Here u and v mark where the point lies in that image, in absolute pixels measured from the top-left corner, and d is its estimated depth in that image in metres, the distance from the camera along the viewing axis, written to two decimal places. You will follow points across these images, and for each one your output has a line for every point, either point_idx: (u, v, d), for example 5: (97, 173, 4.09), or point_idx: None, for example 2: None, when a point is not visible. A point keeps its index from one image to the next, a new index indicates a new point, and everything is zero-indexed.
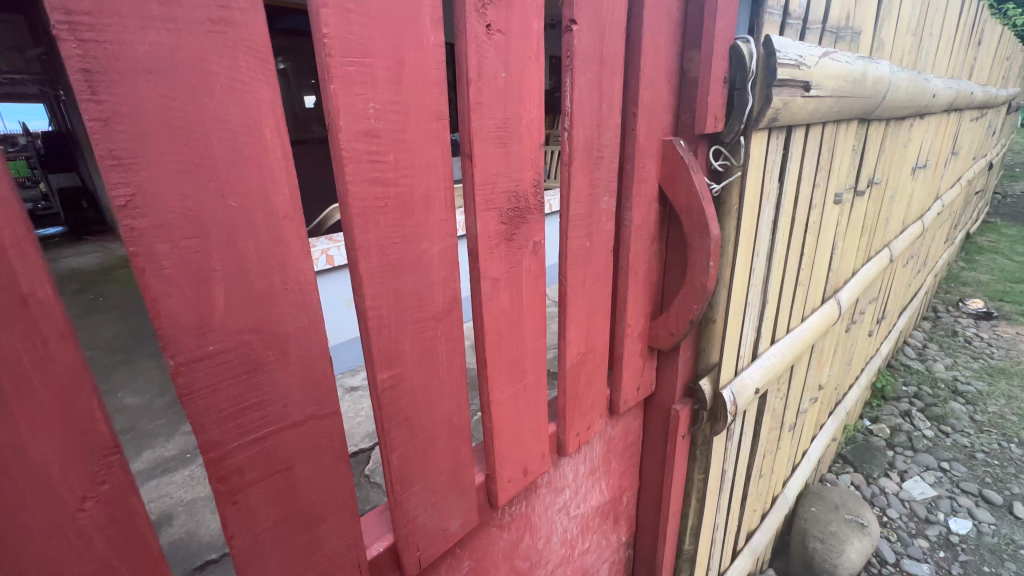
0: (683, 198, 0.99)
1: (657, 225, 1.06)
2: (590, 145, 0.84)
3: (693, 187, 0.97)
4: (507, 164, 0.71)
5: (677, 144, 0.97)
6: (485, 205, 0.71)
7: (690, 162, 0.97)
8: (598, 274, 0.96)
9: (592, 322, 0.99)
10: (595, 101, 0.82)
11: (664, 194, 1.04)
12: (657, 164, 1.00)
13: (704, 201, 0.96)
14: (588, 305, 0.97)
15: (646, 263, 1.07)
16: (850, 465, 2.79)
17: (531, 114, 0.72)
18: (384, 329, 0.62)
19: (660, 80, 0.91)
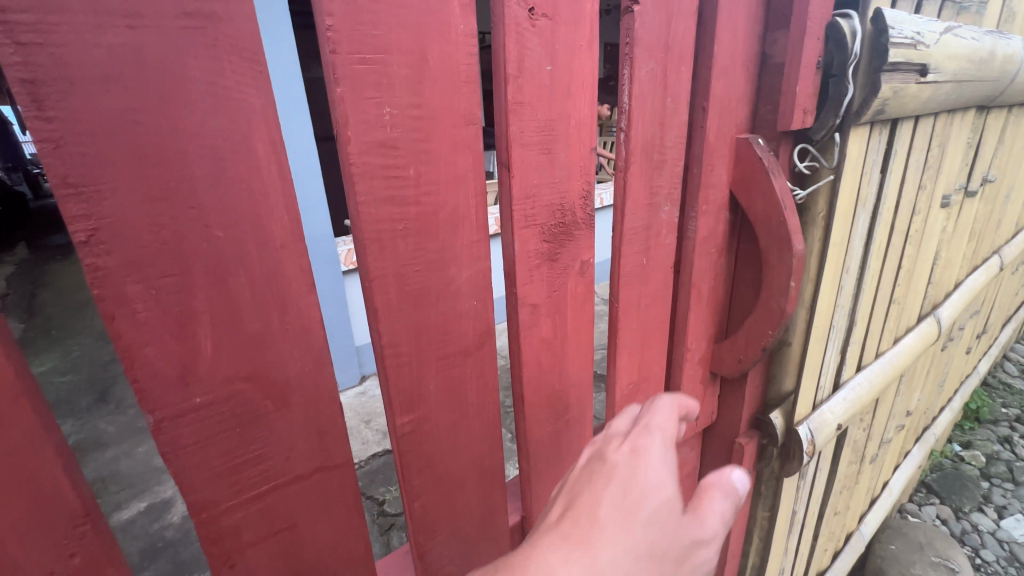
0: (760, 207, 0.85)
1: (726, 236, 0.92)
2: (652, 148, 0.72)
3: (773, 192, 0.82)
4: (551, 173, 0.61)
5: (754, 142, 0.82)
6: (524, 222, 0.61)
7: (770, 164, 0.82)
8: (655, 295, 0.84)
9: (647, 347, 0.87)
10: (660, 94, 0.69)
11: (736, 200, 0.89)
12: (729, 166, 0.86)
13: (788, 211, 0.81)
14: (643, 330, 0.85)
15: (711, 281, 0.93)
16: (936, 496, 2.48)
17: (582, 113, 0.61)
18: (404, 369, 0.54)
19: (736, 68, 0.78)
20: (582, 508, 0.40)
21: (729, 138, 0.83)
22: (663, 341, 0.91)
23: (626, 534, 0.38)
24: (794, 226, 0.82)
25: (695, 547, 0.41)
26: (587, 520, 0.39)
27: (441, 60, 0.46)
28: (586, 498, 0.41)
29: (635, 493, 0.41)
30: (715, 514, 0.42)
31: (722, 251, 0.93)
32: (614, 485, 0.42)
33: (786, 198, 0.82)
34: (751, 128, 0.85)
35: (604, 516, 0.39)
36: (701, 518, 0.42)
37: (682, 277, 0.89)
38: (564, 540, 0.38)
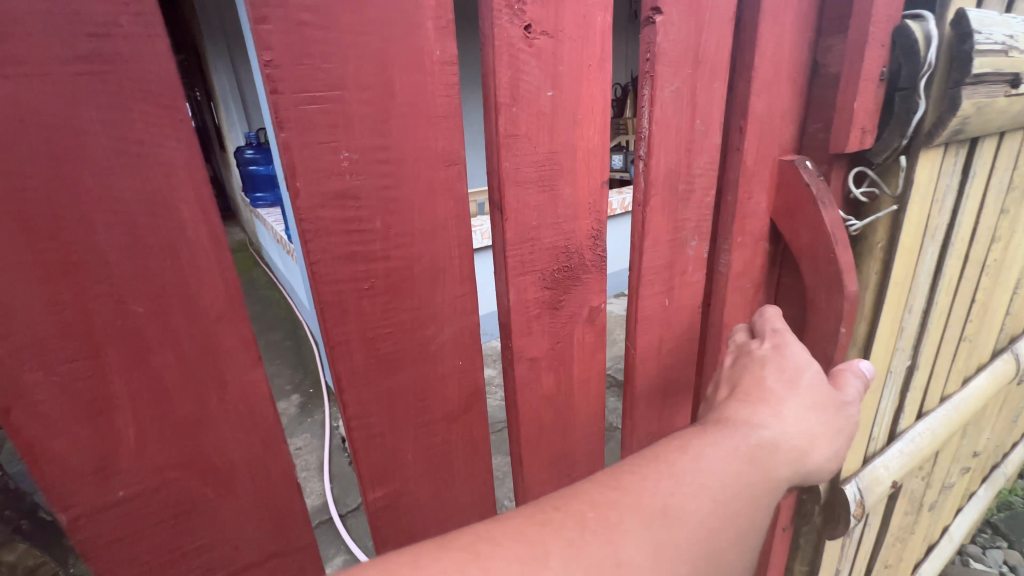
0: (806, 240, 0.73)
1: (765, 269, 0.81)
2: (676, 177, 0.62)
3: (822, 224, 0.70)
4: (553, 213, 0.53)
5: (801, 165, 0.71)
6: (520, 269, 0.53)
7: (820, 191, 0.70)
8: (680, 338, 0.74)
9: (669, 395, 0.78)
10: (688, 117, 0.60)
11: (777, 230, 0.78)
12: (770, 192, 0.75)
13: (840, 247, 0.70)
14: (665, 377, 0.76)
15: (746, 320, 0.83)
16: (1003, 539, 2.23)
17: (590, 143, 0.53)
18: (376, 440, 0.47)
19: (779, 81, 0.67)
20: (755, 380, 0.53)
21: (771, 160, 0.72)
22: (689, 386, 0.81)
23: (795, 391, 0.52)
24: (847, 264, 0.70)
25: (845, 405, 0.55)
26: (762, 386, 0.52)
27: (411, 94, 0.39)
28: (753, 376, 0.54)
29: (791, 368, 0.54)
30: (853, 388, 0.57)
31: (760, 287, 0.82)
32: (771, 366, 0.54)
33: (839, 232, 0.70)
34: (800, 147, 0.74)
35: (774, 384, 0.52)
36: (843, 389, 0.56)
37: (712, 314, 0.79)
38: (752, 397, 0.51)
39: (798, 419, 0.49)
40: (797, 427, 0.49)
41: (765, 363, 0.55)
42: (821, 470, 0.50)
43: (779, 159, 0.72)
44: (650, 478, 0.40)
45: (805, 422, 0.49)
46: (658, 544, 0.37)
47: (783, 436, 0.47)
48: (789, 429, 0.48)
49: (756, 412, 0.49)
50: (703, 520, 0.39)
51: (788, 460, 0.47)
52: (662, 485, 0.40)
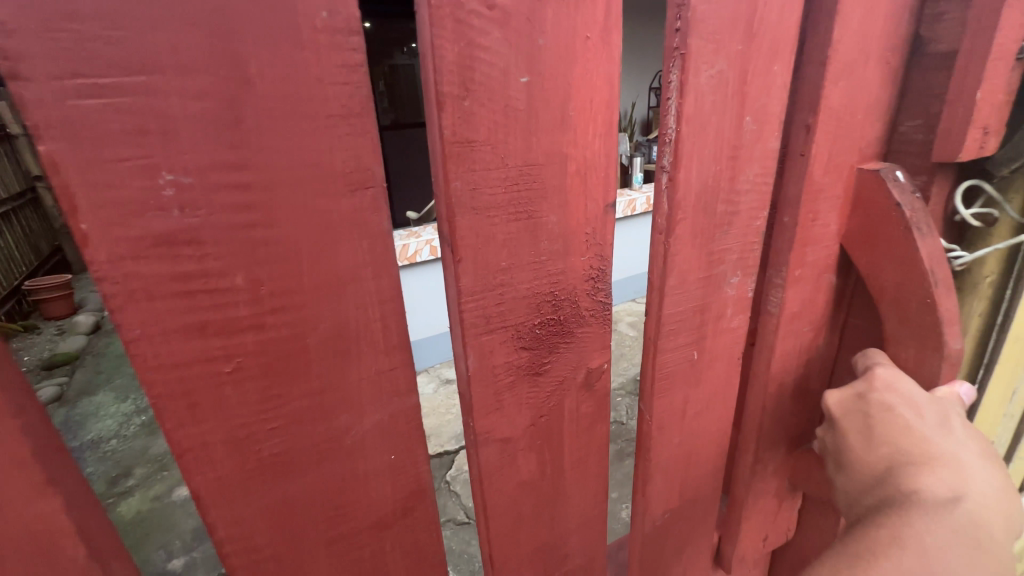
0: (890, 277, 0.55)
1: (829, 308, 0.63)
2: (714, 196, 0.45)
3: (914, 259, 0.52)
4: (532, 249, 0.38)
5: (889, 177, 0.52)
6: (484, 327, 0.38)
7: (915, 212, 0.52)
8: (711, 398, 0.58)
9: (694, 466, 0.62)
10: (734, 112, 0.43)
11: (848, 259, 0.60)
12: (843, 211, 0.56)
13: (941, 289, 0.52)
14: (689, 445, 0.59)
15: (801, 370, 0.65)
16: None
17: (589, 149, 0.37)
18: (268, 563, 0.35)
19: (865, 62, 0.49)
20: (905, 437, 0.43)
21: (846, 169, 0.54)
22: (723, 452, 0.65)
23: (957, 439, 0.42)
24: (948, 314, 0.52)
25: None
26: (919, 442, 0.42)
27: (279, 79, 0.25)
28: (899, 433, 0.43)
29: (934, 411, 0.44)
30: None
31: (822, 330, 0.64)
32: (910, 412, 0.44)
33: (941, 271, 0.52)
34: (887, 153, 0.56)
35: (934, 439, 0.42)
36: None
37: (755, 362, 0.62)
38: (922, 465, 0.41)
39: (980, 469, 0.41)
40: (988, 483, 0.40)
41: (895, 406, 0.45)
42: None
43: (858, 168, 0.54)
44: None
45: (988, 472, 0.41)
46: None
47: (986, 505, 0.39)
48: (985, 493, 0.39)
49: (940, 481, 0.39)
50: None
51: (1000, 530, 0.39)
52: None
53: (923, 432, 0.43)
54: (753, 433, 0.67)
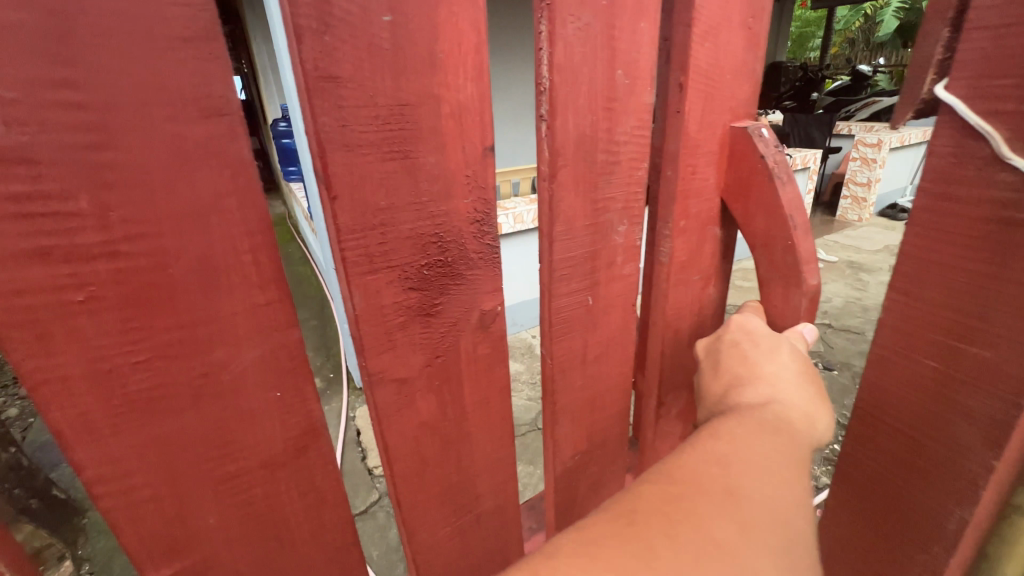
0: (760, 224, 0.61)
1: (716, 258, 0.69)
2: (593, 145, 0.49)
3: (778, 206, 0.58)
4: (412, 189, 0.40)
5: (755, 134, 0.58)
6: (368, 268, 0.40)
7: (777, 163, 0.57)
8: (610, 344, 0.62)
9: (599, 409, 0.66)
10: (606, 65, 0.46)
11: (729, 212, 0.66)
12: (720, 166, 0.62)
13: (798, 233, 0.58)
14: (593, 388, 0.63)
15: (695, 316, 0.71)
16: None
17: (462, 92, 0.39)
18: (148, 505, 0.35)
19: (728, 25, 0.54)
20: (740, 361, 0.51)
21: (721, 127, 0.59)
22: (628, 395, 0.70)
23: (781, 360, 0.51)
24: (806, 254, 0.59)
25: None
26: (749, 365, 0.50)
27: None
28: (735, 359, 0.52)
29: (767, 341, 0.53)
30: None
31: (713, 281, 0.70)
32: (746, 343, 0.53)
33: (800, 215, 0.58)
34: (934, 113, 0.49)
35: (761, 361, 0.51)
36: None
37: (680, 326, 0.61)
38: (746, 381, 0.49)
39: (796, 384, 0.49)
40: (800, 394, 0.48)
41: (737, 341, 0.54)
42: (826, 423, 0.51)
43: (732, 127, 0.59)
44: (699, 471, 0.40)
45: (802, 386, 0.49)
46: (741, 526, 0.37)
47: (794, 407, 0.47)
48: (795, 399, 0.47)
49: (756, 394, 0.48)
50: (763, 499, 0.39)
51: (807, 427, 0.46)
52: (714, 482, 0.39)
53: (755, 357, 0.51)
54: (655, 380, 0.72)
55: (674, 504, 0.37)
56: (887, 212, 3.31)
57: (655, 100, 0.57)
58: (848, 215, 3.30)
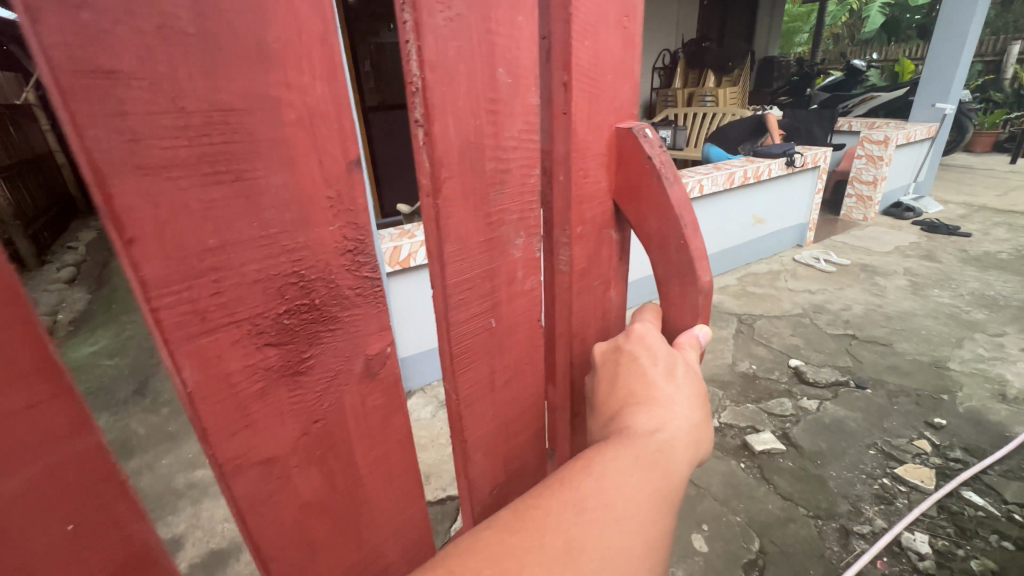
0: (653, 226, 0.60)
1: (617, 261, 0.67)
2: (479, 153, 0.43)
3: (668, 206, 0.57)
4: (259, 220, 0.31)
5: (641, 135, 0.57)
6: (199, 331, 0.30)
7: (663, 162, 0.57)
8: (519, 365, 0.57)
9: (513, 437, 0.61)
10: (483, 61, 0.40)
11: (622, 214, 0.64)
12: (613, 167, 0.60)
13: (689, 233, 0.58)
14: (505, 413, 0.58)
15: (601, 323, 0.69)
16: None
17: (313, 95, 0.31)
18: None
19: (608, 21, 0.52)
20: (637, 379, 0.50)
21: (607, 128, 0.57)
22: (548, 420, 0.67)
23: (673, 383, 0.50)
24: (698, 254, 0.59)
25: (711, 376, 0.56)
26: (646, 385, 0.49)
27: None
28: (633, 376, 0.51)
29: (665, 359, 0.52)
30: None
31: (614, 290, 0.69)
32: (645, 359, 0.52)
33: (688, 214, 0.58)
34: None
35: (654, 380, 0.50)
36: None
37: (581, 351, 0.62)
38: (640, 401, 0.48)
39: (685, 409, 0.49)
40: (681, 419, 0.48)
41: (637, 354, 0.53)
42: (709, 445, 0.50)
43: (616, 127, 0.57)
44: (549, 516, 0.38)
45: (687, 409, 0.49)
46: None
47: (672, 436, 0.46)
48: (676, 425, 0.47)
49: (647, 416, 0.47)
50: (607, 548, 0.38)
51: (682, 456, 0.46)
52: (558, 534, 0.38)
53: (651, 376, 0.51)
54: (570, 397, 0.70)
55: (505, 559, 0.36)
56: (894, 211, 3.98)
57: (539, 101, 0.53)
58: (854, 213, 3.96)
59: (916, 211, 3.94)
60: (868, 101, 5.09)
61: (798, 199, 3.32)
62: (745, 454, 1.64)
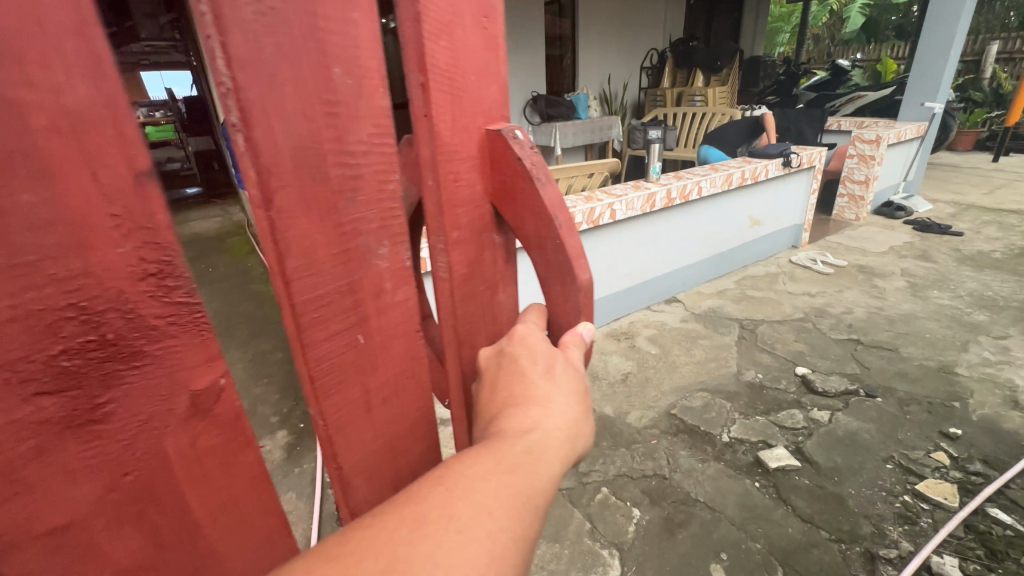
0: (530, 224, 0.82)
1: (498, 234, 0.90)
2: (321, 147, 0.64)
3: (545, 203, 0.80)
4: (56, 265, 0.54)
5: (510, 136, 0.80)
6: (10, 364, 0.54)
7: (527, 159, 0.79)
8: (357, 352, 0.77)
9: (382, 391, 0.82)
10: (319, 76, 0.61)
11: (499, 209, 0.87)
12: (485, 157, 0.81)
13: (565, 231, 0.82)
14: (355, 388, 0.78)
15: (480, 287, 0.90)
16: (913, 474, 2.92)
17: (96, 164, 0.54)
18: None
19: (465, 50, 0.74)
20: (526, 384, 0.81)
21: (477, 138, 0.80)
22: (413, 395, 0.86)
23: (551, 382, 0.82)
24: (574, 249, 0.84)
25: (580, 371, 0.87)
26: (530, 388, 0.80)
27: None
28: (526, 377, 0.82)
29: (545, 362, 0.84)
30: (577, 355, 0.89)
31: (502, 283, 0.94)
32: (532, 358, 0.84)
33: (563, 214, 0.82)
34: None
35: (540, 385, 0.81)
36: (573, 358, 0.88)
37: (464, 348, 0.90)
38: (528, 402, 0.78)
39: (558, 409, 0.79)
40: (555, 417, 0.78)
41: (520, 356, 0.85)
42: (581, 434, 0.80)
43: (489, 138, 0.80)
44: (441, 487, 0.64)
45: (559, 411, 0.79)
46: (461, 531, 0.60)
47: (545, 425, 0.76)
48: (550, 417, 0.77)
49: (529, 419, 0.76)
50: (493, 508, 0.63)
51: (552, 444, 0.74)
52: (450, 500, 0.63)
53: (531, 376, 0.82)
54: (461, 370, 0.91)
55: (418, 520, 0.60)
56: (889, 211, 7.58)
57: (408, 98, 0.74)
58: (845, 216, 7.49)
59: (906, 210, 7.45)
60: (857, 101, 9.69)
61: (799, 193, 6.16)
62: (757, 470, 3.00)
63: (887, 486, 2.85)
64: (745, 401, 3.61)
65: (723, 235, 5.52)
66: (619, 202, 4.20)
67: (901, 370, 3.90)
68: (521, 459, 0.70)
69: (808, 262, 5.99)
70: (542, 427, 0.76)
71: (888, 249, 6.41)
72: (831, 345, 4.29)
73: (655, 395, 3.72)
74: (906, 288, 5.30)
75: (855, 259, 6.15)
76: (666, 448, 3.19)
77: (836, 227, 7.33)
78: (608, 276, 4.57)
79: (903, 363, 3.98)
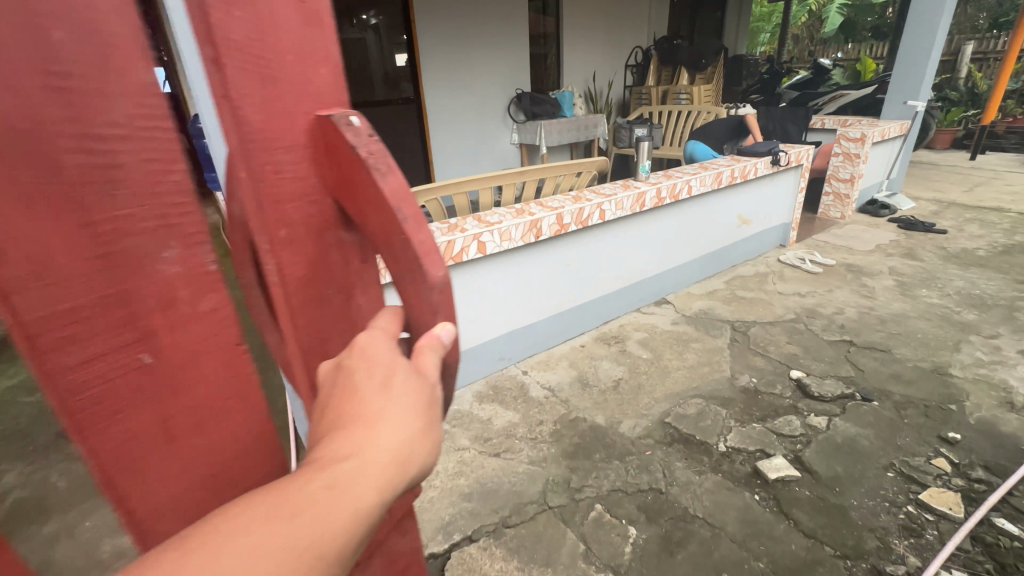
0: (373, 219, 0.71)
1: (333, 222, 0.81)
2: (41, 132, 0.55)
3: (384, 197, 0.67)
4: None
5: (340, 120, 0.70)
6: None
7: (354, 140, 0.68)
8: (127, 367, 0.67)
9: (175, 401, 0.73)
10: (31, 41, 0.53)
11: (335, 195, 0.77)
12: (307, 140, 0.74)
13: (409, 227, 0.68)
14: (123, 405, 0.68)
15: (311, 283, 0.80)
16: (914, 482, 2.83)
17: None
18: None
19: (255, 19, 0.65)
20: (351, 408, 0.65)
21: (306, 127, 0.73)
22: (231, 400, 0.80)
23: (388, 407, 0.65)
24: (418, 248, 0.69)
25: (433, 391, 0.69)
26: (353, 414, 0.64)
27: None
28: (353, 399, 0.65)
29: (380, 377, 0.67)
30: (432, 367, 0.70)
31: (360, 285, 0.87)
32: (365, 372, 0.68)
33: (409, 209, 0.70)
34: None
35: (365, 412, 0.64)
36: (426, 371, 0.69)
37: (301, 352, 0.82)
38: (347, 431, 0.63)
39: (384, 438, 0.63)
40: (381, 454, 0.62)
41: (356, 370, 0.68)
42: (414, 466, 0.65)
43: (320, 127, 0.73)
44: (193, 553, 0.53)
45: (387, 445, 0.63)
46: None
47: (360, 468, 0.61)
48: (372, 459, 0.61)
49: (340, 453, 0.62)
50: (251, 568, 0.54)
51: (367, 487, 0.61)
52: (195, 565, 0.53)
53: (363, 393, 0.66)
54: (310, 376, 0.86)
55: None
56: (873, 209, 7.60)
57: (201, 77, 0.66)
58: (831, 212, 7.51)
59: (889, 209, 7.49)
60: (840, 99, 9.73)
61: (786, 191, 6.08)
62: (757, 481, 2.88)
63: (889, 496, 2.75)
64: (741, 407, 3.50)
65: (713, 233, 5.42)
66: (610, 201, 4.06)
67: (896, 373, 3.83)
68: (315, 500, 0.59)
69: (796, 261, 5.94)
70: (361, 456, 0.62)
71: (874, 247, 6.40)
72: (824, 347, 4.21)
73: (648, 403, 3.59)
74: (895, 287, 5.26)
75: (843, 258, 6.10)
76: (661, 460, 3.05)
77: (822, 226, 7.32)
78: (598, 278, 4.41)
79: (897, 366, 3.91)
